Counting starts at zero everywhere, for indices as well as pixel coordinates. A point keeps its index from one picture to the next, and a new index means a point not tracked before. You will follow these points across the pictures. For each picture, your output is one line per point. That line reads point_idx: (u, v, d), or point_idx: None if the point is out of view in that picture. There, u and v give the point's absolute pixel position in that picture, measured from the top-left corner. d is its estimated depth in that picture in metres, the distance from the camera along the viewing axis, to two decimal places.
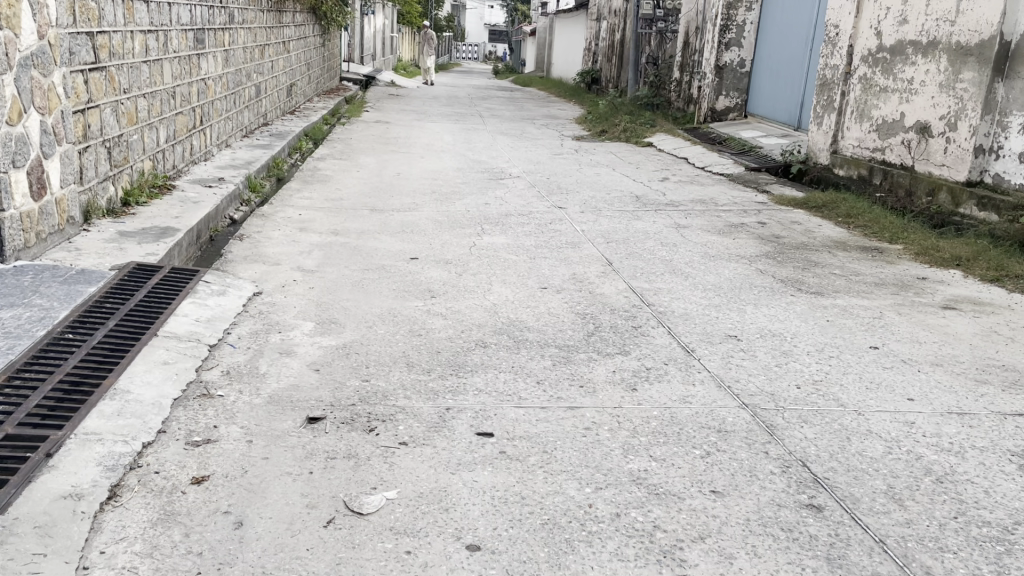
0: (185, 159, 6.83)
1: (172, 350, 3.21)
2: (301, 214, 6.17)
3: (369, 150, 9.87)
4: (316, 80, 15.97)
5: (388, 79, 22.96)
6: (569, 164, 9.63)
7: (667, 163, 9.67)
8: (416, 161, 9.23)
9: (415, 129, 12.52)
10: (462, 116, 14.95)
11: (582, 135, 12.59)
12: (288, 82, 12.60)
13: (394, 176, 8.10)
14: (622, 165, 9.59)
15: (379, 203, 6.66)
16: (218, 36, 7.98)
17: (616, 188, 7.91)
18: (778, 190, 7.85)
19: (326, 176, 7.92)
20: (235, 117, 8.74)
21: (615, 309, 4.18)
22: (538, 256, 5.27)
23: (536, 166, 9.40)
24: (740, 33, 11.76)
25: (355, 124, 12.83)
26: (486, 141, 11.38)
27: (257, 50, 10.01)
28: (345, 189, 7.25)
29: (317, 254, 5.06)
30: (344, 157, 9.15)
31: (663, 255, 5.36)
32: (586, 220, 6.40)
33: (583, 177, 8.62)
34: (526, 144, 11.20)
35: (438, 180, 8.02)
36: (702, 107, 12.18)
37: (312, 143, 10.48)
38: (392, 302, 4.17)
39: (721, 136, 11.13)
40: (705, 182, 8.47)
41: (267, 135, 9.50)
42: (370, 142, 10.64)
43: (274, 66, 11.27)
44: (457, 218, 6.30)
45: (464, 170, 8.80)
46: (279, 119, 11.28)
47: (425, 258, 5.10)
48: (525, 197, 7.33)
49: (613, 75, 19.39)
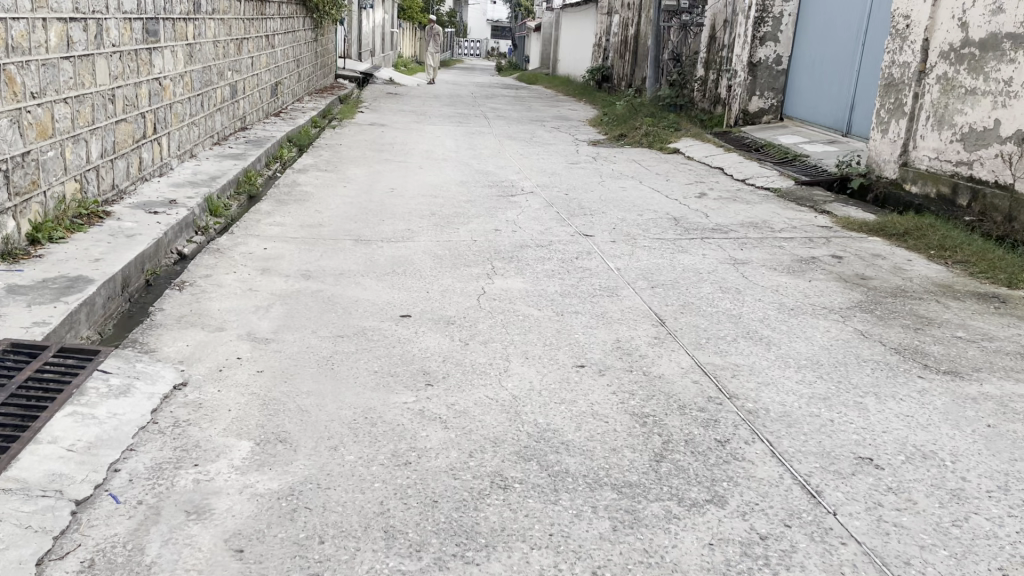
0: (130, 177, 5.65)
1: (7, 520, 2.02)
2: (268, 247, 4.97)
3: (360, 159, 8.66)
4: (307, 77, 14.75)
5: (387, 75, 21.75)
6: (588, 175, 8.43)
7: (701, 174, 8.47)
8: (415, 173, 8.03)
9: (415, 133, 11.31)
10: (465, 117, 13.74)
11: (599, 139, 11.39)
12: (273, 81, 11.40)
13: (386, 193, 6.89)
14: (649, 176, 8.38)
15: (367, 232, 5.46)
16: (178, 27, 6.77)
17: (648, 208, 6.72)
18: (841, 211, 6.64)
19: (307, 193, 6.72)
20: (202, 122, 7.55)
21: (683, 404, 2.99)
22: (567, 308, 4.09)
23: (551, 178, 8.19)
24: (777, 26, 10.53)
25: (347, 127, 11.62)
26: (492, 148, 10.18)
27: (233, 44, 8.81)
28: (327, 211, 6.04)
29: (278, 310, 3.86)
30: (331, 168, 7.94)
31: (726, 308, 4.16)
32: (620, 253, 5.21)
33: (607, 193, 7.43)
34: (538, 152, 9.99)
35: (437, 198, 6.81)
36: (733, 109, 10.97)
37: (297, 149, 9.28)
38: (371, 396, 2.96)
39: (758, 142, 9.92)
40: (749, 199, 7.27)
41: (242, 142, 8.30)
42: (363, 149, 9.43)
43: (255, 63, 10.07)
44: (462, 253, 5.10)
45: (468, 184, 7.59)
46: (260, 123, 10.08)
47: (421, 315, 3.90)
48: (542, 221, 6.14)
49: (627, 72, 18.19)
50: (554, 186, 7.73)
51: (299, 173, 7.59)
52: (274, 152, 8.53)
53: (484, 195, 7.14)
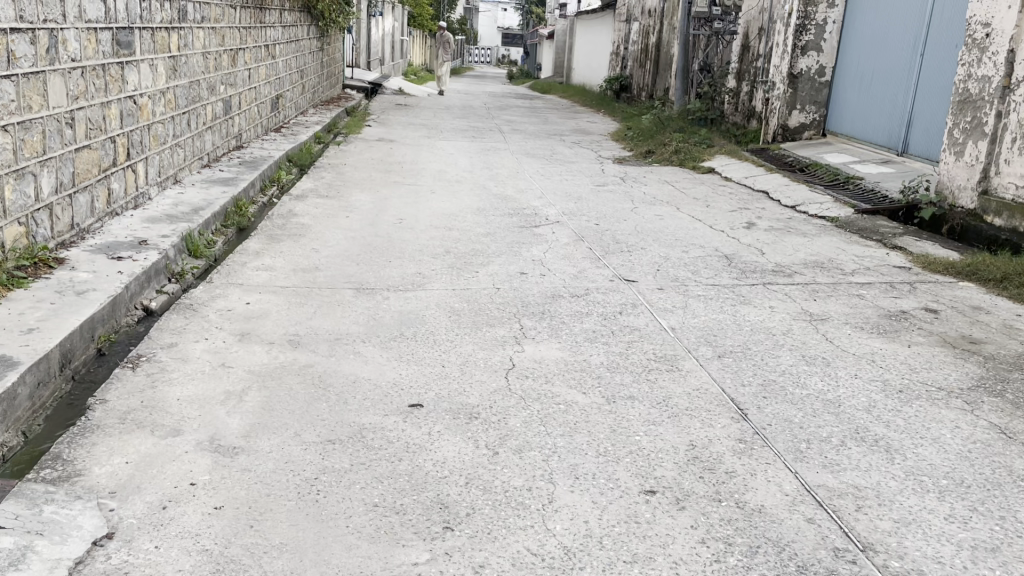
0: (96, 213, 4.86)
1: None
2: (252, 302, 4.15)
3: (366, 182, 7.86)
4: (311, 89, 13.99)
5: (397, 85, 21.00)
6: (618, 200, 7.60)
7: (743, 199, 7.63)
8: (426, 198, 7.21)
9: (426, 150, 10.50)
10: (479, 131, 12.94)
11: (625, 157, 10.57)
12: (274, 94, 10.63)
13: (394, 225, 6.07)
14: (685, 202, 7.54)
15: (371, 279, 4.65)
16: (159, 38, 5.99)
17: (691, 242, 5.90)
18: (915, 246, 5.79)
19: (305, 226, 5.91)
20: (189, 143, 6.77)
21: (801, 564, 2.16)
22: (618, 389, 3.25)
23: (578, 204, 7.37)
24: (820, 34, 9.70)
25: (354, 143, 10.84)
26: (509, 167, 9.37)
27: (227, 55, 8.04)
28: (327, 250, 5.23)
29: (255, 398, 3.04)
30: (333, 194, 7.13)
31: (817, 389, 3.33)
32: (671, 306, 4.37)
33: (644, 223, 6.60)
34: (559, 172, 9.18)
35: (450, 231, 5.98)
36: (770, 125, 10.14)
37: (298, 171, 8.49)
38: (369, 553, 2.13)
39: (801, 161, 9.09)
40: (804, 230, 6.43)
41: (236, 164, 7.51)
42: (370, 169, 8.61)
43: (253, 75, 9.30)
44: (482, 307, 4.26)
45: (485, 213, 6.77)
46: (258, 141, 9.30)
47: (435, 404, 3.07)
48: (573, 260, 5.31)
49: (648, 82, 17.42)
50: (582, 214, 6.92)
51: (297, 200, 6.79)
52: (270, 174, 7.74)
53: (505, 226, 6.31)
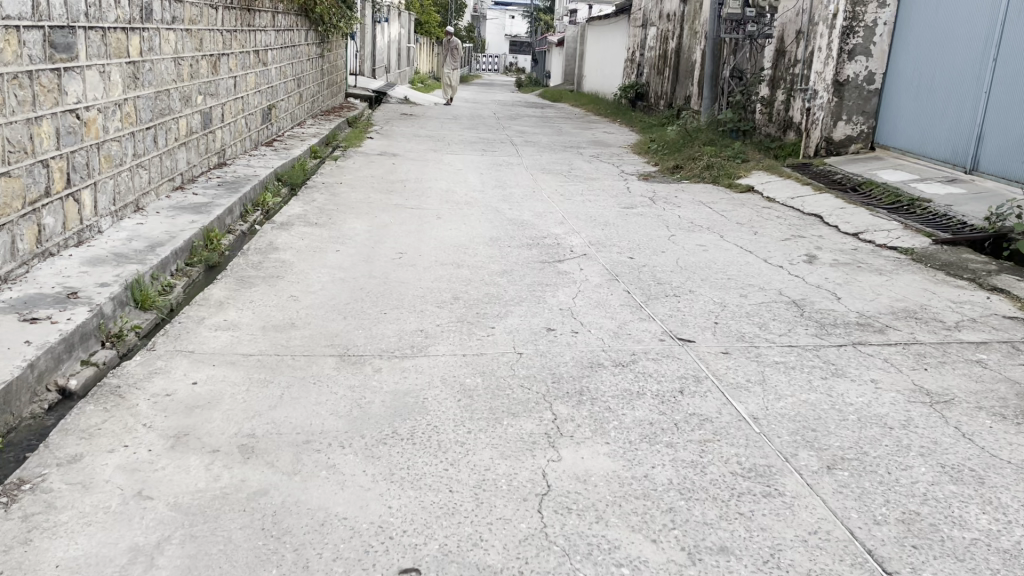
0: (19, 256, 3.90)
1: None
2: (202, 380, 3.18)
3: (362, 205, 6.89)
4: (309, 97, 13.07)
5: (402, 93, 20.07)
6: (652, 225, 6.61)
7: (795, 225, 6.63)
8: (430, 226, 6.23)
9: (431, 165, 9.52)
10: (489, 143, 11.98)
11: (651, 173, 9.60)
12: (265, 104, 9.69)
13: (393, 262, 5.09)
14: (728, 228, 6.56)
15: (361, 342, 3.67)
16: (112, 40, 5.05)
17: (749, 283, 4.92)
18: (1020, 290, 4.80)
19: (285, 264, 4.94)
20: (154, 163, 5.81)
21: None
22: (700, 533, 2.28)
23: (606, 230, 6.40)
24: (870, 37, 8.72)
25: (352, 157, 9.89)
26: (525, 185, 8.40)
27: (206, 61, 7.09)
28: (308, 299, 4.26)
29: (174, 561, 2.06)
30: (323, 221, 6.16)
31: (986, 532, 2.34)
32: (745, 380, 3.39)
33: (687, 256, 5.63)
34: (581, 192, 8.20)
35: (459, 270, 5.00)
36: (813, 137, 9.15)
37: (287, 192, 7.53)
38: None
39: (853, 178, 8.09)
40: (877, 266, 5.43)
41: (213, 187, 6.56)
42: (368, 189, 7.64)
43: (239, 83, 8.35)
44: (502, 384, 3.28)
45: (500, 244, 5.80)
46: (244, 157, 8.34)
47: (440, 569, 2.08)
48: (610, 309, 4.34)
49: (667, 90, 16.48)
50: (614, 245, 5.94)
51: (280, 229, 5.83)
52: (253, 197, 6.78)
53: (523, 262, 5.33)
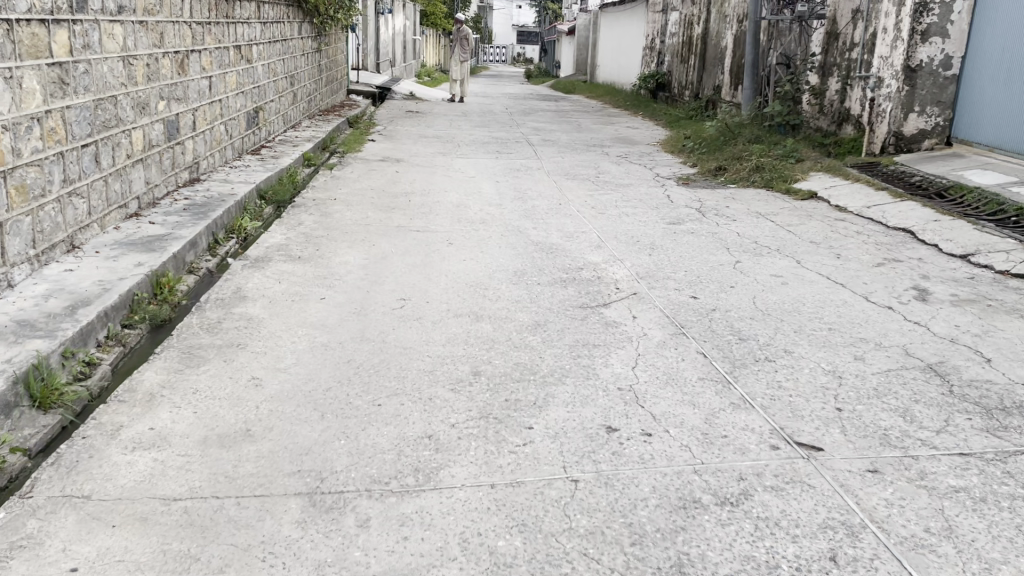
0: None
1: None
2: (88, 563, 2.04)
3: (358, 229, 5.74)
4: (304, 97, 11.92)
5: (407, 88, 18.91)
6: (709, 248, 5.45)
7: (884, 245, 5.46)
8: (439, 257, 5.08)
9: (440, 173, 8.35)
10: (504, 143, 10.81)
11: (691, 176, 8.41)
12: (251, 106, 8.55)
13: (394, 315, 3.95)
14: (803, 251, 5.39)
15: (342, 465, 2.54)
16: (24, 37, 3.90)
17: (857, 338, 3.75)
18: None
19: (253, 321, 3.80)
20: (96, 188, 4.68)
21: None
22: None
23: (654, 257, 5.24)
24: (947, 14, 7.49)
25: (351, 165, 8.75)
26: (549, 196, 7.24)
27: (169, 58, 5.94)
28: (275, 385, 3.11)
29: None
30: (309, 252, 5.01)
31: None
32: (921, 530, 2.24)
33: (764, 293, 4.46)
34: (615, 202, 7.05)
35: (477, 327, 3.85)
36: (881, 131, 7.94)
37: (271, 214, 6.39)
38: None
39: (936, 181, 6.88)
40: (1011, 304, 4.25)
41: (177, 212, 5.42)
42: (366, 206, 6.50)
43: (216, 84, 7.21)
44: (553, 551, 2.12)
45: (526, 281, 4.65)
46: (223, 169, 7.21)
47: None
48: (687, 387, 3.18)
49: (692, 79, 15.31)
50: (669, 277, 4.78)
51: (253, 267, 4.69)
52: (226, 222, 5.64)
53: (559, 309, 4.18)
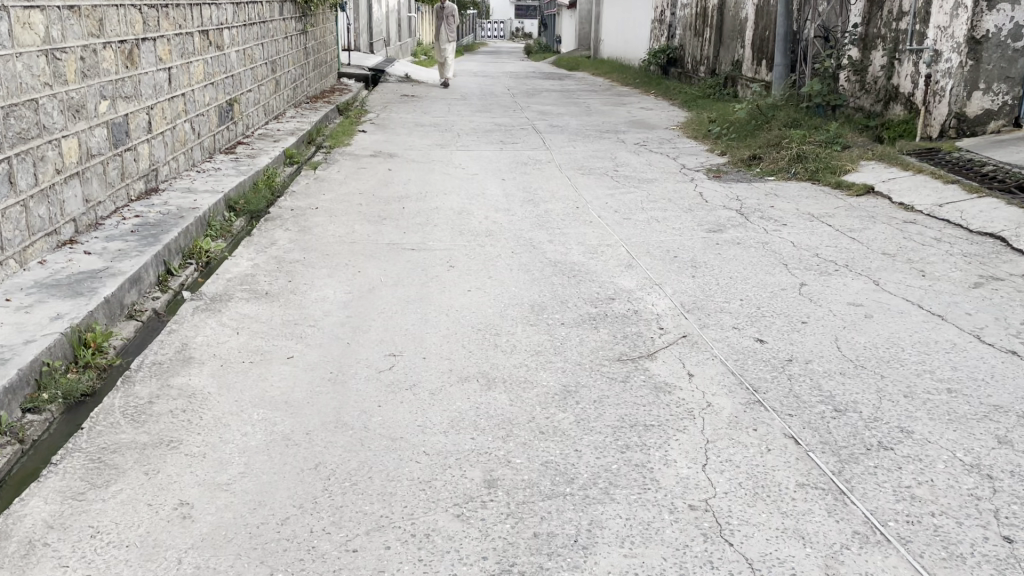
0: None
1: None
2: None
3: (341, 249, 4.83)
4: (289, 85, 10.97)
5: (403, 69, 17.93)
6: (763, 266, 4.53)
7: (973, 257, 4.55)
8: (439, 287, 4.18)
9: (439, 170, 7.42)
10: (509, 131, 9.88)
11: (721, 167, 7.47)
12: (224, 99, 7.61)
13: (379, 383, 3.05)
14: (875, 267, 4.48)
15: None
16: None
17: (990, 406, 2.85)
18: None
19: (194, 398, 2.90)
20: (11, 215, 3.77)
21: None
22: None
23: (700, 279, 4.34)
24: None
25: (341, 162, 7.84)
26: (563, 196, 6.33)
27: (111, 49, 5.01)
28: (210, 517, 2.22)
29: None
30: (279, 286, 4.11)
31: None
32: None
33: (847, 334, 3.56)
34: (640, 202, 6.14)
35: (489, 398, 2.95)
36: (940, 113, 7.01)
37: (242, 229, 5.49)
38: None
39: (1013, 171, 5.95)
40: None
41: (122, 236, 4.51)
42: (353, 218, 5.59)
43: (178, 76, 6.27)
44: None
45: (547, 319, 3.75)
46: (190, 174, 6.30)
47: None
48: (785, 505, 2.28)
49: (708, 54, 14.34)
50: (722, 310, 3.88)
51: (208, 309, 3.78)
52: (184, 245, 4.73)
53: (593, 362, 3.28)
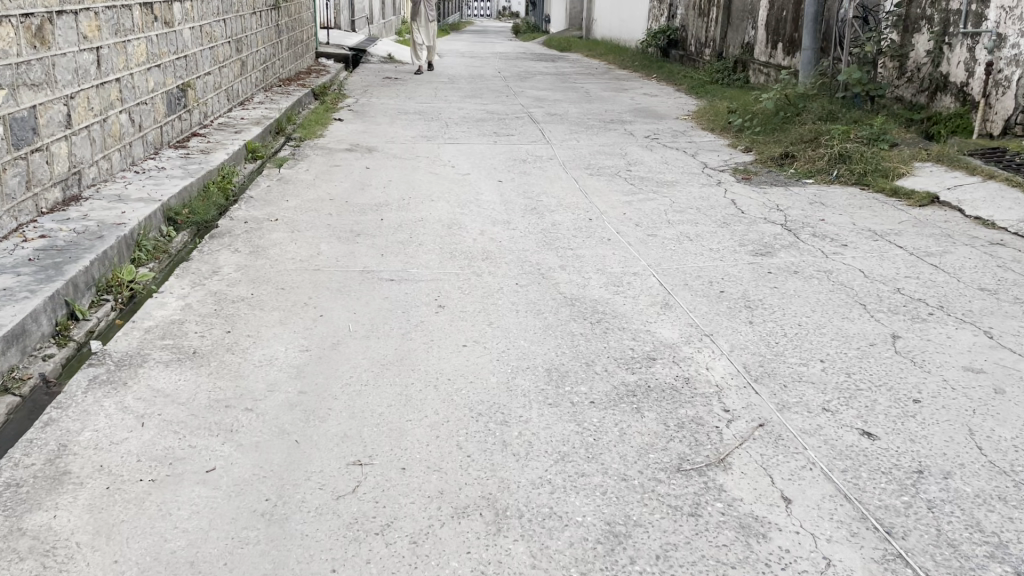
0: None
1: None
2: None
3: (301, 281, 3.83)
4: (257, 66, 9.89)
5: (386, 48, 16.83)
6: (836, 308, 3.58)
7: None
8: (425, 341, 3.20)
9: (424, 170, 6.42)
10: (504, 120, 8.89)
11: (749, 168, 6.51)
12: (174, 84, 6.55)
13: (336, 522, 2.07)
14: (979, 309, 3.54)
15: None
16: None
17: None
18: None
19: (51, 557, 1.91)
20: None
21: None
22: None
23: (762, 327, 3.39)
24: None
25: (312, 156, 6.82)
26: (572, 204, 5.36)
27: (10, 24, 3.96)
28: None
29: None
30: (213, 342, 3.11)
31: None
32: None
33: (982, 421, 2.61)
34: (664, 212, 5.18)
35: (498, 549, 1.98)
36: (1005, 107, 6.07)
37: (183, 249, 4.49)
38: None
39: None
40: None
41: (16, 266, 3.49)
42: (320, 234, 4.59)
43: (110, 57, 5.22)
44: None
45: (571, 394, 2.78)
46: (126, 176, 5.27)
47: None
48: None
49: (715, 35, 13.37)
50: (801, 380, 2.92)
51: (109, 379, 2.79)
52: (100, 277, 3.73)
53: (643, 475, 2.32)
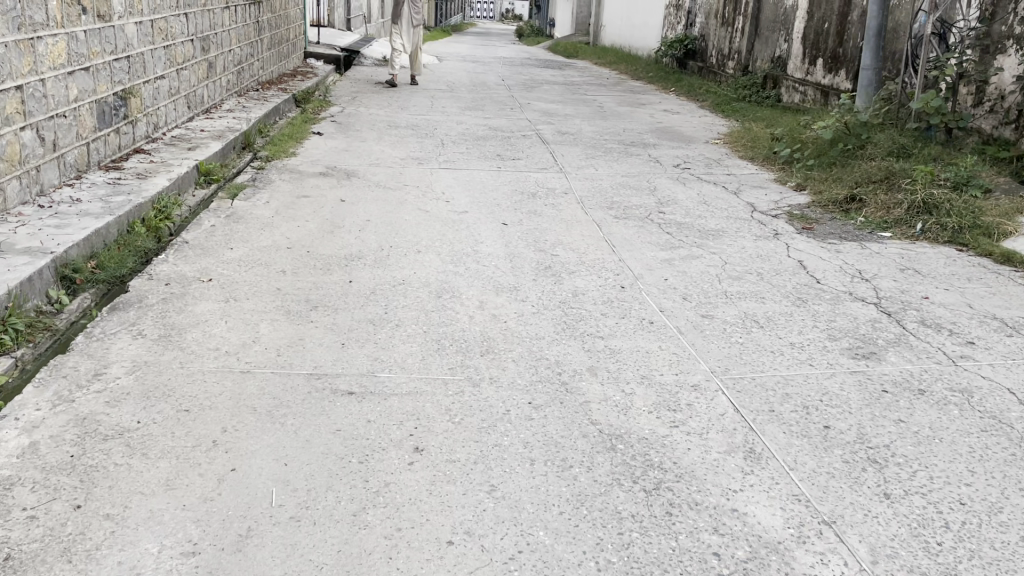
0: None
1: None
2: None
3: (219, 397, 2.64)
4: (229, 67, 8.72)
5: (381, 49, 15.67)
6: (1006, 469, 2.41)
7: None
8: (387, 530, 2.02)
9: (412, 206, 5.27)
10: (509, 140, 7.75)
11: (807, 215, 5.36)
12: (109, 91, 5.38)
13: None
14: None
15: None
16: None
17: None
18: None
19: None
20: None
21: None
22: None
23: (907, 506, 2.23)
24: None
25: (278, 182, 5.65)
26: (597, 263, 4.22)
27: None
28: None
29: None
30: (46, 534, 1.94)
31: None
32: None
33: None
34: (715, 277, 4.04)
35: None
36: None
37: (75, 323, 3.32)
38: None
39: None
40: None
41: None
42: (263, 308, 3.41)
43: (6, 58, 4.05)
44: None
45: None
46: (23, 213, 4.09)
47: None
48: None
49: (739, 47, 12.26)
50: None
51: None
52: None
53: None
